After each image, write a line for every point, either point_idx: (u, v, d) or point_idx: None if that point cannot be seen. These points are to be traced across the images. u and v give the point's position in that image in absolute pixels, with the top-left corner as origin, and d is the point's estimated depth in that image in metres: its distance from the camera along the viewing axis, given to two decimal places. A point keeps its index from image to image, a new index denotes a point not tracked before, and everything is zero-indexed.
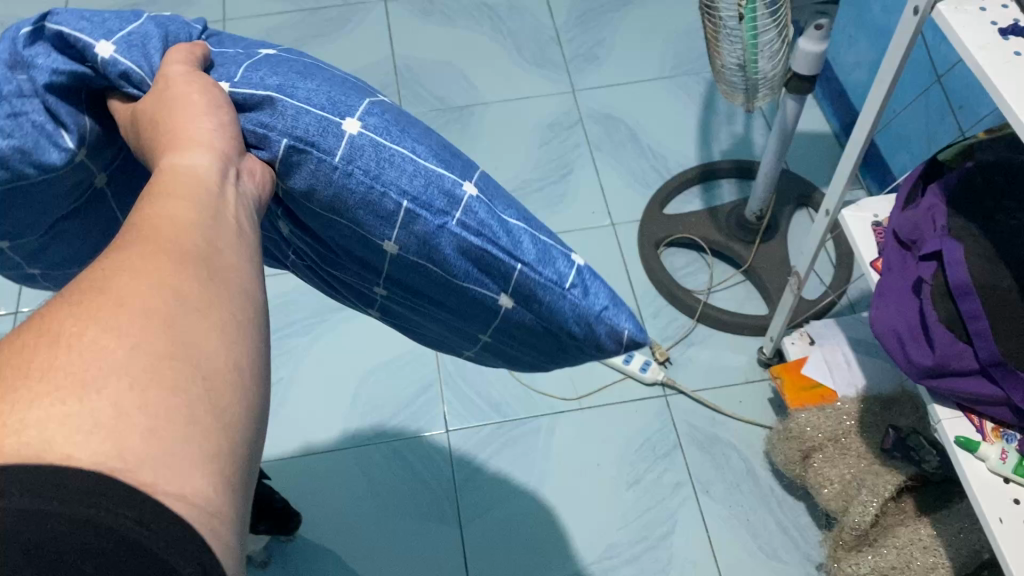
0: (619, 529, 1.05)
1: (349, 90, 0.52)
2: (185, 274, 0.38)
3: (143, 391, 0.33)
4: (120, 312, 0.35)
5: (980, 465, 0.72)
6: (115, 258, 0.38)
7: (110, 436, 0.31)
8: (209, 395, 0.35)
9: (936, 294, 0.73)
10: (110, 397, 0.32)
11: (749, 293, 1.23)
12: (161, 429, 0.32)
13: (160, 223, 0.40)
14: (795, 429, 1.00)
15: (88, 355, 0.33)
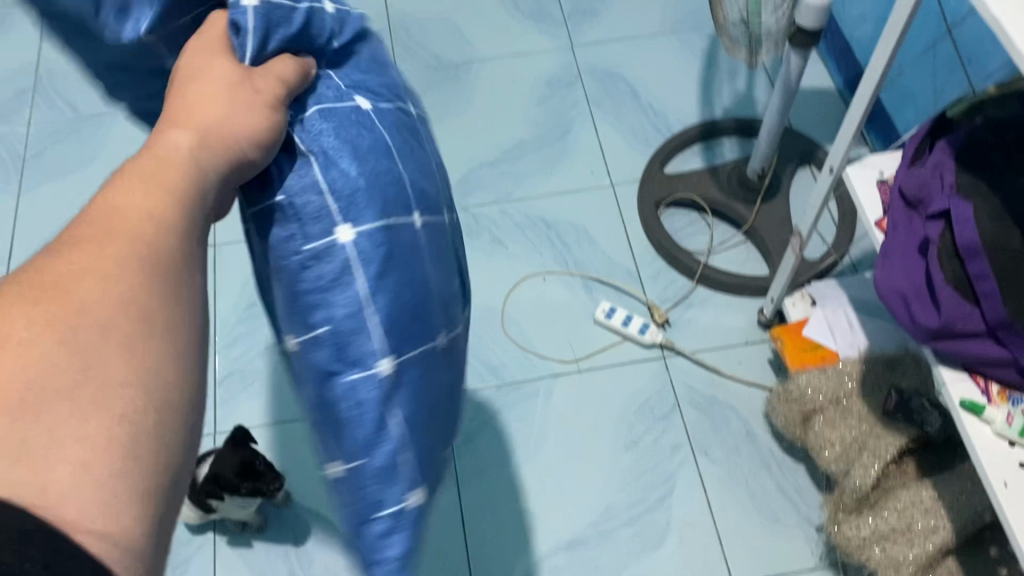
0: (617, 491, 1.04)
1: (384, 201, 0.49)
2: (143, 287, 0.36)
3: (85, 417, 0.32)
4: (81, 326, 0.34)
5: (985, 428, 0.71)
6: (77, 261, 0.36)
7: (38, 465, 0.30)
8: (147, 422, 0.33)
9: (943, 255, 0.71)
10: (48, 422, 0.31)
11: (750, 253, 1.22)
12: (92, 459, 0.31)
13: (128, 218, 0.38)
14: (796, 392, 0.98)
15: (38, 376, 0.32)
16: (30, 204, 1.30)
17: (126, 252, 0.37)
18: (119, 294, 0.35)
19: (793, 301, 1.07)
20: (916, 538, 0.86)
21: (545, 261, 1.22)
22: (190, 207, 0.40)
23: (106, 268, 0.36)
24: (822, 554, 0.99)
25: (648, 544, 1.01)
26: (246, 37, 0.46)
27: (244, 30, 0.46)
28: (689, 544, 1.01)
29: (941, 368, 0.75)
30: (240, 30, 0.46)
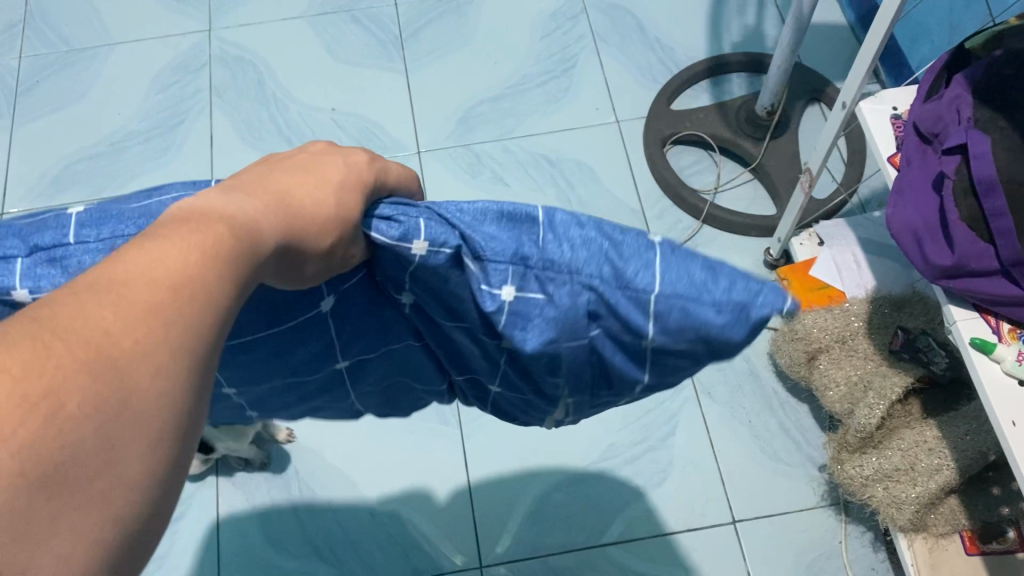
0: (619, 431, 1.04)
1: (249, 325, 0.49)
2: (179, 371, 0.30)
3: (90, 509, 0.27)
4: (119, 410, 0.28)
5: (995, 367, 0.70)
6: (127, 299, 0.30)
7: (29, 549, 0.25)
8: (140, 518, 0.28)
9: (958, 190, 0.69)
10: (53, 513, 0.26)
11: (757, 192, 1.20)
12: (77, 549, 0.26)
13: (197, 269, 0.32)
14: (801, 330, 0.98)
15: (68, 451, 0.26)
16: (22, 140, 1.28)
17: (168, 316, 0.30)
18: (164, 370, 0.29)
19: (801, 240, 1.06)
20: (920, 477, 0.86)
21: (549, 200, 1.20)
22: (263, 254, 0.36)
23: (154, 322, 0.30)
24: (823, 492, 0.99)
25: (649, 483, 1.01)
26: (393, 229, 0.43)
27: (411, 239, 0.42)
28: (691, 483, 1.01)
29: (951, 307, 0.74)
30: (401, 220, 0.43)
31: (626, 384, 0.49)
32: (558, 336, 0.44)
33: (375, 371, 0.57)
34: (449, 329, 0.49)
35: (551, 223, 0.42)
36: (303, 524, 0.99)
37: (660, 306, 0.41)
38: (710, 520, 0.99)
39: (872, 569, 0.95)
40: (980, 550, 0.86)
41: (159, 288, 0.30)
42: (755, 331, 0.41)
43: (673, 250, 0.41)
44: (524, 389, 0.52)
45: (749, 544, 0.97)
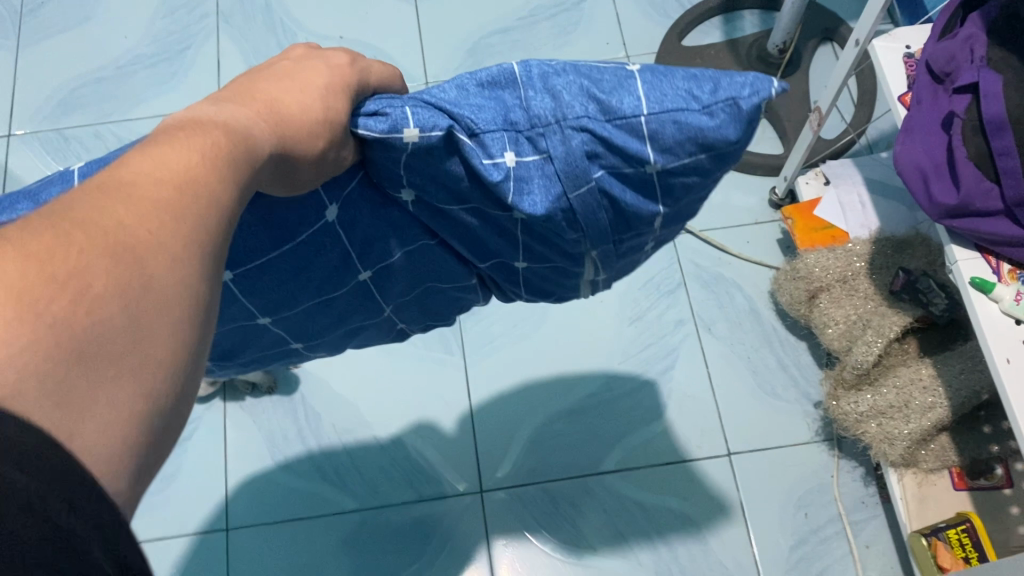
0: (619, 364, 1.06)
1: (258, 240, 0.50)
2: (193, 262, 0.30)
3: (126, 382, 0.27)
4: (142, 292, 0.28)
5: (992, 306, 0.71)
6: (135, 193, 0.30)
7: (71, 419, 0.26)
8: (169, 401, 0.29)
9: (967, 129, 0.70)
10: (91, 381, 0.26)
11: (765, 131, 1.19)
12: (117, 426, 0.27)
13: (200, 170, 0.33)
14: (803, 270, 0.99)
15: (99, 327, 0.27)
16: (28, 60, 1.27)
17: (179, 212, 0.31)
18: (178, 257, 0.30)
19: (807, 179, 1.06)
20: (913, 414, 0.88)
21: None
22: (256, 158, 0.37)
23: (169, 217, 0.30)
24: (817, 428, 1.01)
25: (648, 415, 1.03)
26: (382, 123, 0.43)
27: (401, 125, 0.43)
28: (689, 415, 1.03)
29: (954, 246, 0.75)
30: (387, 113, 0.43)
31: (649, 225, 0.50)
32: (564, 189, 0.45)
33: (401, 279, 0.58)
34: (458, 215, 0.49)
35: (529, 76, 0.43)
36: (309, 447, 1.01)
37: (653, 127, 0.43)
38: (706, 451, 1.01)
39: (861, 502, 0.98)
40: (967, 485, 0.89)
41: (166, 187, 0.31)
42: (749, 128, 0.44)
43: (653, 75, 0.43)
44: (552, 259, 0.52)
45: (741, 474, 1.00)
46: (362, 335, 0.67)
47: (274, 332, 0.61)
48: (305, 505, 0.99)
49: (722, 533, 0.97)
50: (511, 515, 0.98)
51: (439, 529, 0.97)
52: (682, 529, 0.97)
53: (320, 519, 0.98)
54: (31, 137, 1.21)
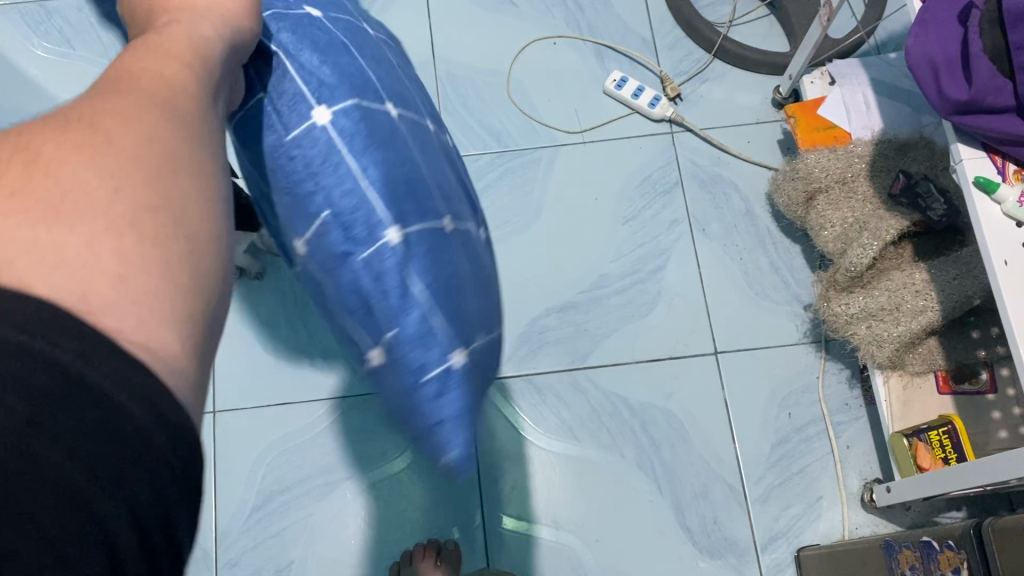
0: (612, 261, 1.05)
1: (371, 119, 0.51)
2: (176, 134, 0.31)
3: (125, 239, 0.28)
4: (118, 154, 0.29)
5: (994, 207, 0.70)
6: (98, 97, 0.31)
7: (80, 277, 0.26)
8: (196, 260, 0.30)
9: (984, 21, 0.67)
10: (85, 238, 0.27)
11: (772, 28, 1.17)
12: (131, 277, 0.27)
13: (153, 59, 0.34)
14: (803, 169, 0.97)
15: (74, 197, 0.28)
16: None
17: (150, 95, 0.31)
18: (152, 129, 0.30)
19: (812, 79, 1.04)
20: (903, 318, 0.86)
21: (558, 24, 1.17)
22: (191, 54, 0.35)
23: (137, 100, 0.31)
24: (805, 329, 1.02)
25: (636, 312, 1.03)
26: None
27: None
28: (680, 314, 1.03)
29: (959, 145, 0.73)
30: None
31: None
32: None
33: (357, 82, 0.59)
34: None
35: None
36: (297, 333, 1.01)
37: None
38: (694, 349, 1.01)
39: (845, 404, 0.99)
40: (951, 390, 0.89)
41: (130, 84, 0.32)
42: None
43: None
44: None
45: (727, 374, 1.00)
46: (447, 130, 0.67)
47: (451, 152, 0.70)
48: (295, 391, 0.98)
49: (705, 428, 0.98)
50: (496, 406, 0.98)
51: None
52: (665, 424, 0.98)
53: (305, 405, 0.98)
54: (8, 10, 1.15)
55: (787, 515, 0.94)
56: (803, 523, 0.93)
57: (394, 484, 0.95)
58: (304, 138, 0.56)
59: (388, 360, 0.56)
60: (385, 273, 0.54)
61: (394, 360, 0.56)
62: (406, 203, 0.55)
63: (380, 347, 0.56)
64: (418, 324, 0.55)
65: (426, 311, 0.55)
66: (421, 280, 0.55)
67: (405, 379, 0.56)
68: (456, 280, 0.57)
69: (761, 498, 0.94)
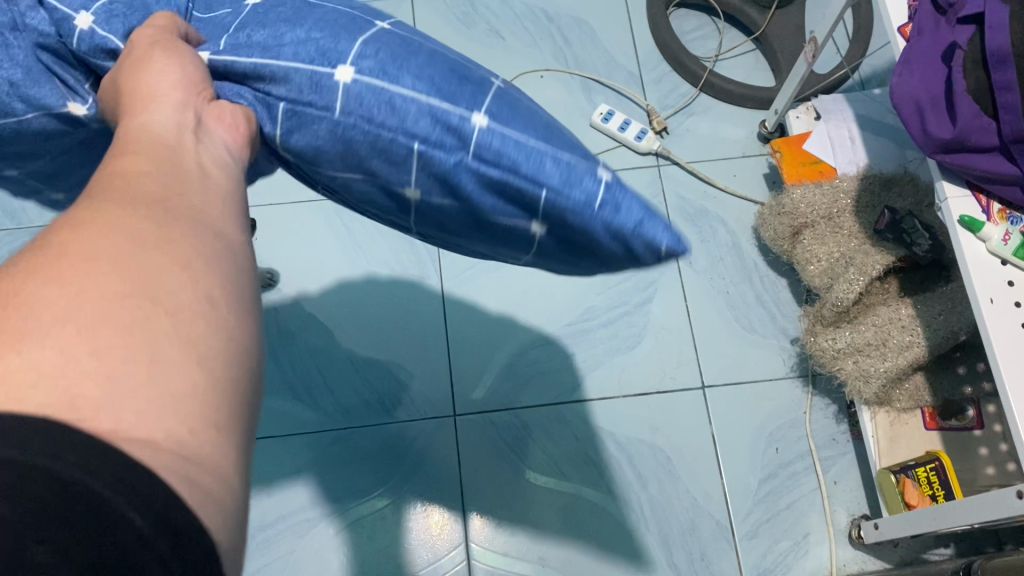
0: (599, 293, 1.05)
1: (339, 32, 0.44)
2: (144, 221, 0.30)
3: (103, 334, 0.26)
4: (83, 258, 0.28)
5: (979, 246, 0.70)
6: (65, 217, 0.31)
7: (60, 386, 0.25)
8: (195, 339, 0.28)
9: (967, 61, 0.67)
10: (57, 346, 0.26)
11: (758, 63, 1.18)
12: (117, 372, 0.26)
13: (123, 168, 0.33)
14: (789, 204, 0.97)
15: (38, 309, 0.26)
16: None
17: (111, 200, 0.31)
18: (116, 225, 0.29)
19: (798, 114, 1.05)
20: (890, 353, 0.86)
21: (545, 57, 1.18)
22: (154, 152, 0.35)
23: (99, 208, 0.30)
24: (792, 364, 1.02)
25: (623, 345, 1.02)
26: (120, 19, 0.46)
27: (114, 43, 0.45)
28: (666, 347, 1.02)
29: (944, 183, 0.73)
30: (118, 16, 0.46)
31: None
32: None
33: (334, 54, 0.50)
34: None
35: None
36: (280, 365, 1.00)
37: None
38: (681, 383, 1.00)
39: (832, 439, 0.98)
40: (938, 426, 0.89)
41: (89, 199, 0.31)
42: None
43: None
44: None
45: (715, 408, 0.99)
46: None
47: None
48: (278, 424, 0.97)
49: (691, 463, 0.97)
50: (483, 437, 0.97)
51: (410, 454, 0.96)
52: (652, 459, 0.97)
53: (289, 438, 0.96)
54: None
55: (776, 550, 0.93)
56: (791, 560, 0.92)
57: (378, 519, 0.93)
58: (347, 104, 0.43)
59: (561, 228, 0.44)
60: (522, 146, 0.43)
61: (568, 225, 0.44)
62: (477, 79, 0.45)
63: (538, 217, 0.44)
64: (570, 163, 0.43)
65: (576, 144, 0.45)
66: (533, 125, 0.44)
67: (593, 226, 0.43)
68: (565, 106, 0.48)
69: (749, 534, 0.94)
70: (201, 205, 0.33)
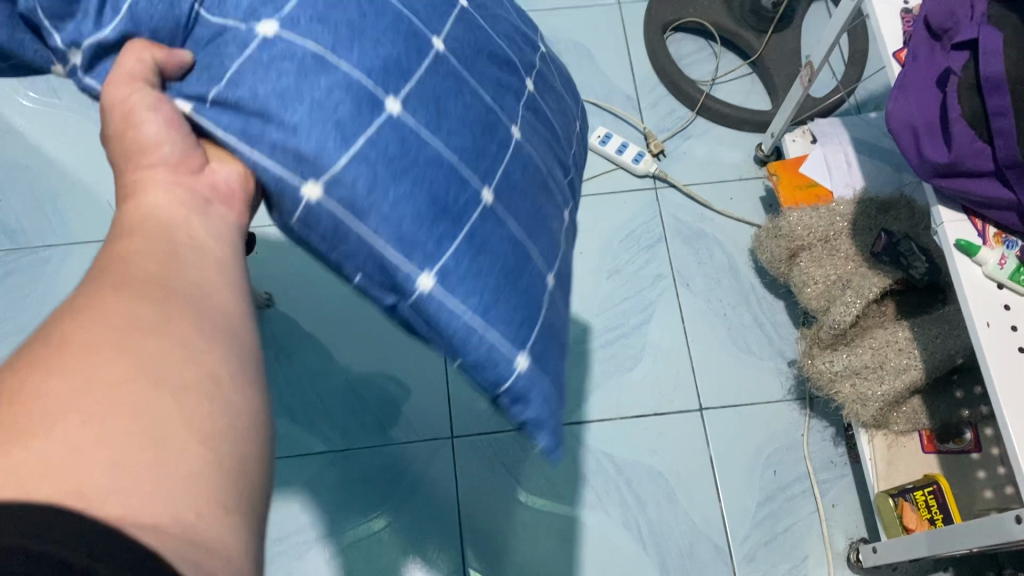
0: (596, 315, 1.05)
1: (327, 136, 0.45)
2: (140, 315, 0.36)
3: (106, 426, 0.31)
4: (88, 359, 0.33)
5: (976, 270, 0.71)
6: (65, 319, 0.35)
7: (70, 474, 0.29)
8: (190, 425, 0.33)
9: (962, 87, 0.68)
10: (66, 441, 0.30)
11: (754, 87, 1.19)
12: (121, 460, 0.31)
13: (123, 262, 0.39)
14: (785, 228, 0.97)
15: (50, 408, 0.31)
16: None
17: (106, 301, 0.36)
18: (113, 325, 0.35)
19: (794, 137, 1.06)
20: (887, 376, 0.86)
21: None
22: (148, 240, 0.41)
23: (95, 310, 0.35)
24: (789, 386, 1.02)
25: (621, 367, 1.03)
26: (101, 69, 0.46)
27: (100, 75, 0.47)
28: (663, 369, 1.02)
29: (940, 208, 0.74)
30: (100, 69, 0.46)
31: None
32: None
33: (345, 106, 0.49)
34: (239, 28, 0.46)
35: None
36: (277, 387, 1.00)
37: None
38: (679, 405, 1.00)
39: (830, 462, 0.98)
40: (935, 449, 0.89)
41: (85, 299, 0.36)
42: None
43: None
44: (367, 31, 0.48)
45: (713, 430, 0.99)
46: (522, 52, 0.60)
47: (470, 32, 0.55)
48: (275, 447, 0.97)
49: (690, 486, 0.96)
50: (481, 459, 0.97)
51: (407, 477, 0.96)
52: (649, 482, 0.96)
53: (286, 461, 0.96)
54: None
55: None
56: None
57: (375, 543, 0.93)
58: (312, 217, 0.46)
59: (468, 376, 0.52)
60: (452, 317, 0.48)
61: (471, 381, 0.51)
62: (444, 221, 0.48)
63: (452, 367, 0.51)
64: (488, 347, 0.49)
65: (507, 313, 0.50)
66: (470, 291, 0.48)
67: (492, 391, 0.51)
68: (521, 241, 0.52)
69: (747, 557, 0.93)
70: (188, 291, 0.39)
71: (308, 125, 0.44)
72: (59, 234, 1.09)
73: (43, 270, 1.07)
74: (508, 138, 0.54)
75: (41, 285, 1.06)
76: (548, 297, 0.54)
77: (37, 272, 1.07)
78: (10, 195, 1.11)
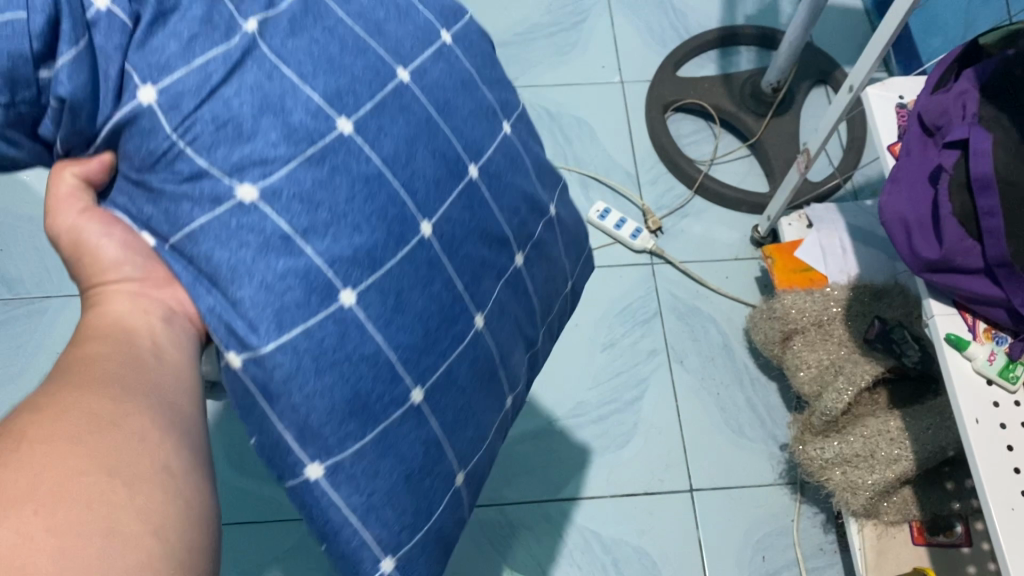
0: (588, 390, 1.05)
1: (265, 318, 0.42)
2: (101, 410, 0.38)
3: (59, 513, 0.32)
4: (46, 450, 0.34)
5: (966, 364, 0.71)
6: (21, 414, 0.37)
7: (18, 557, 0.30)
8: (141, 520, 0.35)
9: (952, 185, 0.69)
10: (17, 526, 0.31)
11: (753, 169, 1.21)
12: (69, 545, 0.32)
13: (84, 353, 0.42)
14: (780, 310, 0.98)
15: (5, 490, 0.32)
16: None
17: (65, 397, 0.38)
18: (72, 419, 0.36)
19: (790, 221, 1.08)
20: (877, 465, 0.85)
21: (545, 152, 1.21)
22: (106, 344, 0.42)
23: (54, 406, 0.37)
24: (781, 471, 1.01)
25: (612, 445, 1.02)
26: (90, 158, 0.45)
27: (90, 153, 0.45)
28: (654, 447, 1.02)
29: (932, 301, 0.74)
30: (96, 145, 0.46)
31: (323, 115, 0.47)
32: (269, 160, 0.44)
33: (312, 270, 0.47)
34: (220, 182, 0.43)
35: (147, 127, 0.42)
36: None
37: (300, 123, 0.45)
38: (669, 485, 1.00)
39: (820, 549, 0.97)
40: (925, 541, 0.88)
41: (44, 394, 0.38)
42: None
43: (262, 82, 0.44)
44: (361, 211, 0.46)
45: (703, 509, 0.98)
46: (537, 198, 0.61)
47: (504, 161, 0.57)
48: (260, 509, 0.96)
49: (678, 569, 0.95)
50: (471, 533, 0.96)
51: None
52: (636, 562, 0.95)
53: (270, 523, 0.96)
54: None
55: None
56: None
57: None
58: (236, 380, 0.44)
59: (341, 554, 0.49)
60: (329, 506, 0.45)
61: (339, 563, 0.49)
62: (355, 420, 0.45)
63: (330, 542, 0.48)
64: (358, 543, 0.47)
65: (388, 516, 0.47)
66: (355, 490, 0.46)
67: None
68: (436, 441, 0.50)
69: None
70: (145, 390, 0.41)
71: (253, 301, 0.42)
72: (58, 285, 1.10)
73: (40, 320, 1.08)
74: (467, 330, 0.52)
75: (37, 335, 1.06)
76: (442, 506, 0.51)
77: (35, 322, 1.07)
78: (15, 244, 1.12)
